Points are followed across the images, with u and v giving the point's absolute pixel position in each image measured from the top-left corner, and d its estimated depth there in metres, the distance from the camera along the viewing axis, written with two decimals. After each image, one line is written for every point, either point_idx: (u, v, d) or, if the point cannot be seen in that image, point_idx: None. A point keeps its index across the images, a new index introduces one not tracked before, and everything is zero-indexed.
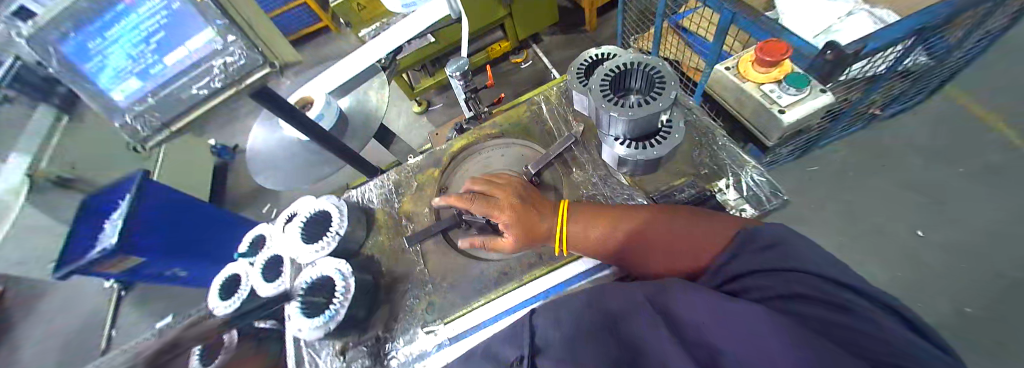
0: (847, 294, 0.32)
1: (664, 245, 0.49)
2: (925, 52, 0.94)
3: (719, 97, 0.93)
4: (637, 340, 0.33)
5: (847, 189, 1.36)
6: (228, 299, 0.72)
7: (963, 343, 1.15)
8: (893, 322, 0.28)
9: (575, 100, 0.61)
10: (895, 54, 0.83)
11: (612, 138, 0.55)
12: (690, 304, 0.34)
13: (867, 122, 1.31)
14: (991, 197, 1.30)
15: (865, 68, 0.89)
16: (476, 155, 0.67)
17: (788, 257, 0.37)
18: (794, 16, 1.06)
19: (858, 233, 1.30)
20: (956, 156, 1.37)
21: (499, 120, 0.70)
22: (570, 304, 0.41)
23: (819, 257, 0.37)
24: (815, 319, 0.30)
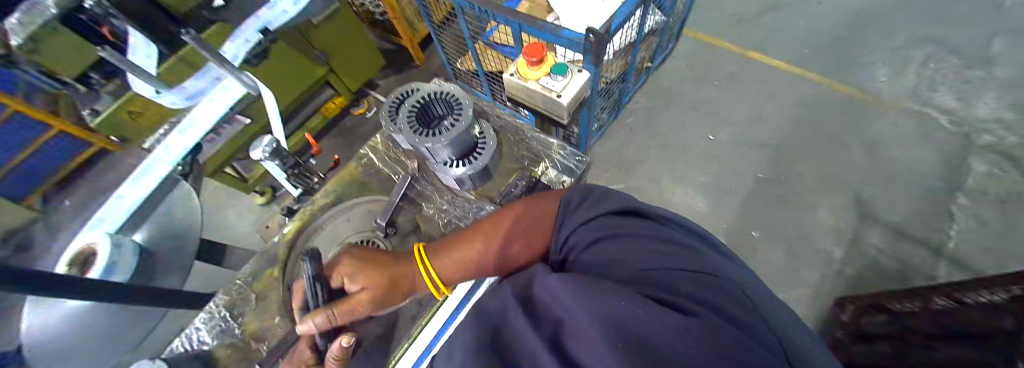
0: (648, 223, 0.43)
1: (521, 237, 0.53)
2: (655, 11, 1.30)
3: (517, 98, 1.11)
4: (511, 343, 0.33)
5: (656, 123, 1.73)
6: None
7: (766, 199, 1.57)
8: (675, 236, 0.40)
9: (398, 142, 0.61)
10: (639, 23, 1.16)
11: (443, 163, 0.58)
12: (544, 282, 0.37)
13: (646, 73, 1.72)
14: (742, 90, 1.77)
15: (629, 36, 1.19)
16: (320, 232, 0.62)
17: (606, 207, 0.46)
18: (565, 9, 1.30)
19: (682, 152, 1.66)
20: (707, 73, 1.82)
21: (331, 186, 0.66)
22: (459, 337, 0.38)
23: (622, 199, 0.49)
24: (623, 254, 0.38)
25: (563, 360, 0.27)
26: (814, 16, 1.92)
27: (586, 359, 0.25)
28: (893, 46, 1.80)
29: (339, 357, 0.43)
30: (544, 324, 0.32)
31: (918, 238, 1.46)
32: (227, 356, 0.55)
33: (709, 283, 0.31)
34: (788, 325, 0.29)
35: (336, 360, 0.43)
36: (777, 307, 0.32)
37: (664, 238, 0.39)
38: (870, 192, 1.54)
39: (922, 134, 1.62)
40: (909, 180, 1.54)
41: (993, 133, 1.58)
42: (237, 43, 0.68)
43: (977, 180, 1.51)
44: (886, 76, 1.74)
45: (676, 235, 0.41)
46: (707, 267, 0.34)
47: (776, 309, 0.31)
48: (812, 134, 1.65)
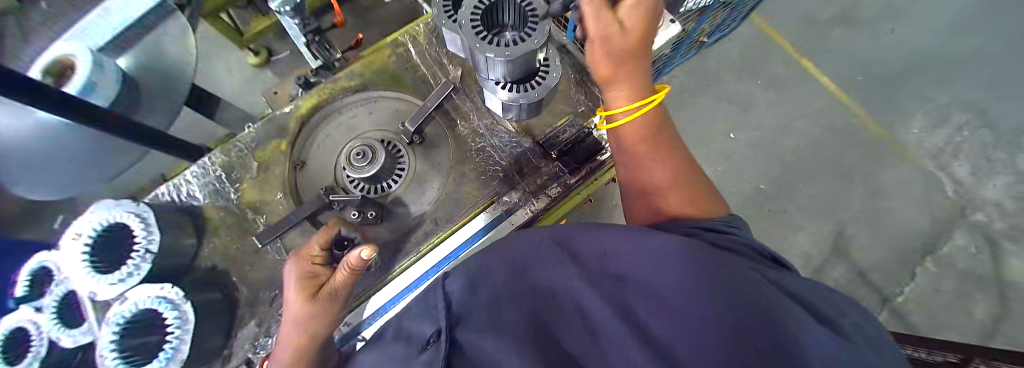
0: (730, 229, 0.39)
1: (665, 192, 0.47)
2: None
3: None
4: (555, 289, 0.29)
5: (684, 105, 1.53)
6: (19, 363, 0.55)
7: (755, 211, 1.47)
8: (746, 239, 0.38)
9: (447, 40, 0.52)
10: None
11: (492, 81, 0.50)
12: (597, 239, 0.33)
13: (697, 47, 1.40)
14: (786, 100, 1.53)
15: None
16: (338, 117, 0.56)
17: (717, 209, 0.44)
18: None
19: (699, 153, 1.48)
20: (758, 68, 1.56)
21: (358, 68, 0.58)
22: (485, 262, 0.33)
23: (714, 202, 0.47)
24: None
25: (634, 330, 0.24)
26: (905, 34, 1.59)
27: (668, 339, 0.22)
28: (952, 98, 1.54)
29: (355, 267, 0.42)
30: (598, 281, 0.29)
31: (874, 285, 1.44)
32: (219, 220, 0.54)
33: (796, 286, 0.28)
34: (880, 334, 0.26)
35: (351, 270, 0.42)
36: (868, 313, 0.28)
37: (735, 248, 0.35)
38: (852, 234, 1.46)
39: (932, 198, 1.48)
40: (907, 243, 1.46)
41: (985, 213, 1.47)
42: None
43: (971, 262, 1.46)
44: (919, 129, 1.52)
45: (744, 241, 0.37)
46: (782, 272, 0.31)
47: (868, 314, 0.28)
48: (820, 163, 1.50)
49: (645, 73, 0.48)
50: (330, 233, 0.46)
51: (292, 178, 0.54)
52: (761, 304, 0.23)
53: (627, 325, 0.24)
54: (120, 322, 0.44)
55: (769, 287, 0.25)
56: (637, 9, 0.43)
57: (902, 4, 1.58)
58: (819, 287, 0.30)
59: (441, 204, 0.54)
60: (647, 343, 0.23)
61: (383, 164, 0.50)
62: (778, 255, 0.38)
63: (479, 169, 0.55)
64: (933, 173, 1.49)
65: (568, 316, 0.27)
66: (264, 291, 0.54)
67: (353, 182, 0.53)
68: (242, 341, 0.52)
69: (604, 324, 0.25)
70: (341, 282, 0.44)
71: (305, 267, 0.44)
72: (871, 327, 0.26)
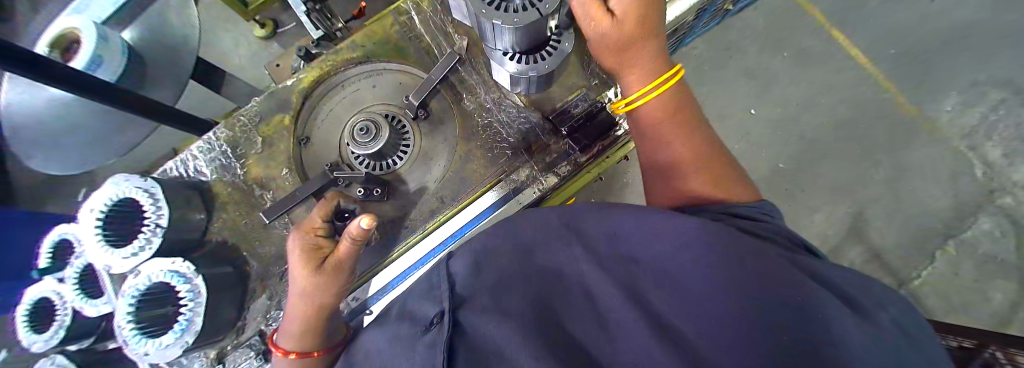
0: (761, 218, 0.37)
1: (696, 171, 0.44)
2: None
3: None
4: (563, 272, 0.28)
5: (703, 80, 1.45)
6: (46, 330, 0.58)
7: (771, 191, 1.41)
8: (773, 226, 0.35)
9: (452, 7, 0.49)
10: None
11: (501, 52, 0.47)
12: (608, 222, 0.31)
13: (720, 16, 1.31)
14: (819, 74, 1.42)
15: None
16: (341, 91, 0.54)
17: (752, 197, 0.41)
18: None
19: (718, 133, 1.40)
20: (783, 40, 1.46)
21: (360, 38, 0.55)
22: (490, 242, 0.32)
23: (747, 190, 0.43)
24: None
25: (646, 315, 0.22)
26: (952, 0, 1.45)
27: (680, 326, 0.21)
28: (993, 73, 1.43)
29: (358, 238, 0.41)
30: (606, 264, 0.27)
31: (890, 268, 1.40)
32: (227, 196, 0.55)
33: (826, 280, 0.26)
34: (919, 328, 0.24)
35: (354, 240, 0.41)
36: (904, 306, 0.26)
37: (769, 237, 0.33)
38: (871, 215, 1.41)
39: (961, 180, 1.41)
40: (928, 226, 1.41)
41: (1016, 197, 1.39)
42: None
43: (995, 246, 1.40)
44: (953, 107, 1.42)
45: (774, 230, 0.35)
46: (809, 260, 0.29)
47: (904, 307, 0.26)
48: (841, 142, 1.43)
49: (655, 54, 0.47)
50: (329, 205, 0.45)
51: (296, 153, 0.53)
52: (788, 297, 0.21)
53: (637, 310, 0.23)
54: (134, 294, 0.46)
55: (800, 278, 0.23)
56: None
57: None
58: (852, 280, 0.28)
59: (447, 180, 0.53)
60: (660, 328, 0.21)
61: (387, 141, 0.48)
62: (810, 244, 0.35)
63: (486, 145, 0.53)
64: (962, 154, 1.41)
65: (574, 297, 0.26)
66: (274, 266, 0.55)
67: (357, 159, 0.52)
68: (253, 313, 0.54)
69: (612, 309, 0.24)
70: (345, 252, 0.43)
71: (308, 240, 0.44)
72: (910, 320, 0.24)
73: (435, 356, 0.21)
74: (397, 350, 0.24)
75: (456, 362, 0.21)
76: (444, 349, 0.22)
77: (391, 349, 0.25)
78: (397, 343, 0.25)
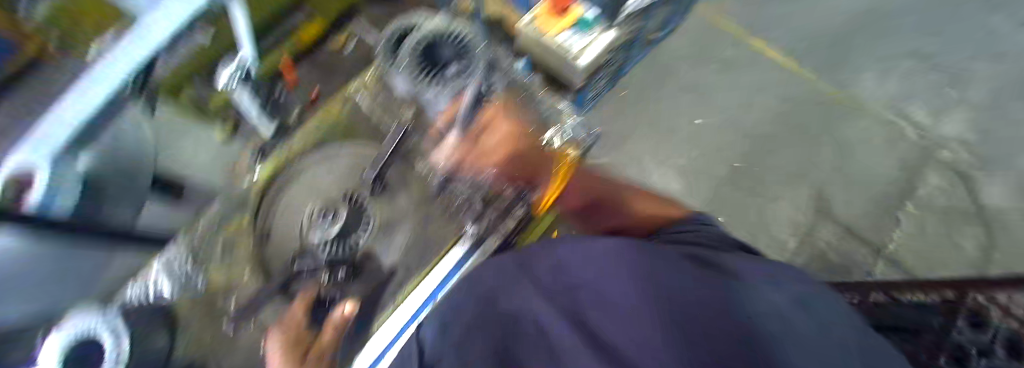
0: (681, 226, 0.44)
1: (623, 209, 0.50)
2: None
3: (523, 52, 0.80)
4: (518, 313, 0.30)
5: (648, 101, 1.60)
6: None
7: (735, 189, 1.50)
8: (696, 231, 0.42)
9: (397, 83, 0.63)
10: None
11: (439, 112, 0.59)
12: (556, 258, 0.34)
13: (647, 46, 1.51)
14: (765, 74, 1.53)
15: None
16: (297, 177, 0.56)
17: (681, 212, 0.48)
18: None
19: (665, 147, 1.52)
20: (707, 54, 1.65)
21: (314, 126, 0.59)
22: (455, 301, 0.34)
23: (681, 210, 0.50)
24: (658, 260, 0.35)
25: (589, 342, 0.24)
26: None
27: (618, 346, 0.23)
28: (893, 48, 1.65)
29: (341, 324, 0.47)
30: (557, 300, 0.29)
31: (866, 238, 1.47)
32: (200, 304, 0.53)
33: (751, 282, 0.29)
34: (828, 311, 0.27)
35: (339, 327, 0.46)
36: (813, 290, 0.30)
37: (687, 239, 0.40)
38: (832, 192, 1.52)
39: (897, 144, 1.55)
40: (884, 190, 1.52)
41: (952, 149, 1.54)
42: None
43: (948, 199, 1.51)
44: (869, 83, 1.62)
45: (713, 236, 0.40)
46: (738, 264, 0.33)
47: (816, 292, 0.30)
48: (785, 130, 1.57)
49: (539, 168, 0.58)
50: (312, 292, 0.48)
51: None
52: (705, 315, 0.24)
53: (580, 338, 0.24)
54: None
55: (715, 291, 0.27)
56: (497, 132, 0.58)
57: None
58: (775, 276, 0.31)
59: (413, 244, 0.55)
60: (600, 352, 0.23)
61: (347, 219, 0.53)
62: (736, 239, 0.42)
63: (446, 205, 0.56)
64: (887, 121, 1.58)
65: (527, 332, 0.27)
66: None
67: (320, 242, 0.52)
68: None
69: (559, 339, 0.25)
70: (329, 340, 0.45)
71: (289, 332, 0.44)
72: (819, 306, 0.28)
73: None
74: None
75: None
76: None
77: None
78: None
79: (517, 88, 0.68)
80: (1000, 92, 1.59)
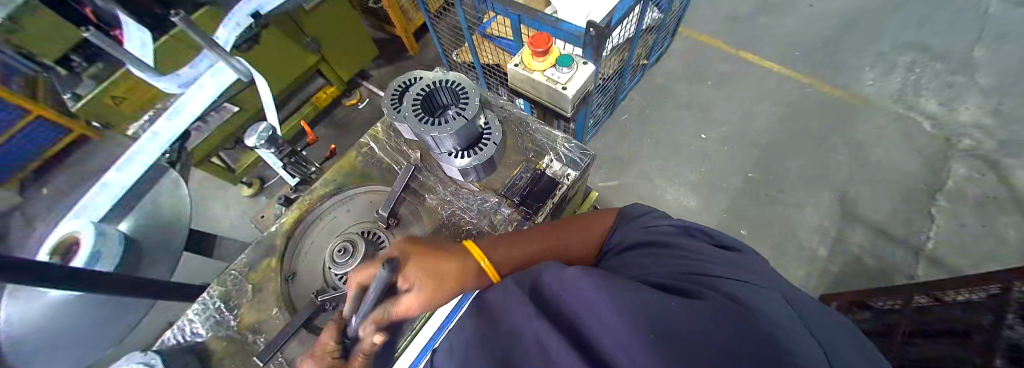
0: (645, 226, 0.47)
1: (578, 235, 0.53)
2: (655, 9, 1.23)
3: (515, 88, 0.83)
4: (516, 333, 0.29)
5: (649, 121, 1.64)
6: None
7: (752, 198, 1.48)
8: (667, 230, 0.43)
9: (401, 130, 0.60)
10: (635, 20, 1.07)
11: (446, 153, 0.57)
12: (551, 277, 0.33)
13: (641, 70, 1.60)
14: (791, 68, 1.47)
15: (623, 34, 1.10)
16: (317, 222, 0.60)
17: (642, 211, 0.52)
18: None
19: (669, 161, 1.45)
20: (701, 72, 1.72)
21: (330, 175, 0.64)
22: (458, 329, 0.33)
23: (640, 208, 0.54)
24: (650, 271, 0.35)
25: (588, 361, 0.23)
26: (818, 8, 1.80)
27: (616, 359, 0.22)
28: (883, 48, 1.69)
29: (368, 351, 0.45)
30: (556, 316, 0.29)
31: (900, 239, 1.39)
32: (225, 349, 0.53)
33: (745, 285, 0.29)
34: (816, 312, 0.28)
35: (366, 354, 0.44)
36: (798, 291, 0.31)
37: (658, 240, 0.41)
38: (855, 192, 1.47)
39: (912, 138, 1.53)
40: (910, 186, 1.46)
41: (973, 137, 1.50)
42: (228, 28, 0.59)
43: (982, 189, 1.44)
44: (871, 82, 1.63)
45: (668, 227, 0.43)
46: (726, 265, 0.34)
47: (800, 293, 0.31)
48: (792, 135, 1.57)
49: (469, 282, 0.46)
50: (339, 322, 0.47)
51: (285, 289, 0.55)
52: (701, 321, 0.24)
53: (579, 355, 0.24)
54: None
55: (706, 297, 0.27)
56: (415, 286, 0.42)
57: None
58: (763, 279, 0.31)
59: None
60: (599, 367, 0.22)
61: (363, 254, 0.53)
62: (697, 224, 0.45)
63: (457, 235, 0.57)
64: (897, 117, 1.56)
65: (527, 351, 0.26)
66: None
67: (340, 278, 0.53)
68: None
69: (560, 357, 0.24)
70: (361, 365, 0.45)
71: (324, 362, 0.44)
72: (805, 306, 0.29)
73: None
74: None
75: None
76: None
77: None
78: None
79: (510, 120, 0.65)
80: (1003, 79, 1.59)
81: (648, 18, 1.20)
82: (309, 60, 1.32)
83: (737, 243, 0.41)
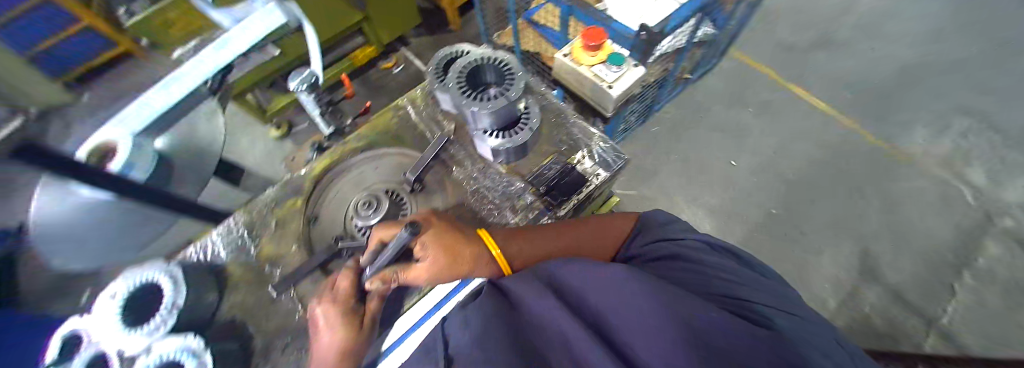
0: (672, 239, 0.46)
1: (596, 235, 0.52)
2: (711, 23, 1.19)
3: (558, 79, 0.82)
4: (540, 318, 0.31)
5: (679, 139, 1.60)
6: None
7: (770, 237, 1.43)
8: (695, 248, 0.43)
9: (441, 100, 0.60)
10: (690, 29, 1.05)
11: (481, 131, 0.57)
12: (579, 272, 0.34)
13: (681, 85, 1.55)
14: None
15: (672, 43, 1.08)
16: (345, 173, 0.61)
17: (668, 223, 0.52)
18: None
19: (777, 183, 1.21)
20: (744, 98, 1.65)
21: (364, 131, 0.65)
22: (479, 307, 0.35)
23: (664, 216, 0.54)
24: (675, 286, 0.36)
25: (614, 354, 0.24)
26: (884, 51, 1.69)
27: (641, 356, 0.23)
28: (943, 107, 1.58)
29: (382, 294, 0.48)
30: (584, 311, 0.29)
31: (917, 307, 1.34)
32: (241, 273, 0.55)
33: (774, 312, 0.30)
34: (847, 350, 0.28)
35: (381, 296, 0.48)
36: (828, 327, 0.31)
37: (684, 256, 0.41)
38: (878, 251, 1.40)
39: (952, 206, 1.44)
40: (939, 255, 1.39)
41: (1016, 218, 1.42)
42: None
43: (1014, 273, 1.36)
44: (922, 140, 1.53)
45: (695, 244, 0.43)
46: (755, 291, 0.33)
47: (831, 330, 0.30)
48: (826, 179, 1.50)
49: (482, 266, 0.46)
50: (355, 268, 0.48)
51: (306, 231, 0.57)
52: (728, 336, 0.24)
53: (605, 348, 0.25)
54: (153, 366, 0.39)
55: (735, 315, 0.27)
56: (425, 258, 0.44)
57: (868, 29, 1.73)
58: (794, 311, 0.31)
59: None
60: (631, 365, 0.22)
61: (386, 212, 0.54)
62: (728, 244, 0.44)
63: (478, 211, 0.57)
64: (943, 183, 1.47)
65: (550, 338, 0.27)
66: (275, 354, 0.50)
67: (359, 231, 0.55)
68: None
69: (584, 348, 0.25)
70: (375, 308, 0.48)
71: (338, 305, 0.45)
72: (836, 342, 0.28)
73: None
74: None
75: None
76: None
77: None
78: None
79: (549, 108, 0.65)
80: None
81: (703, 31, 1.17)
82: (351, 15, 1.32)
83: (766, 271, 0.41)
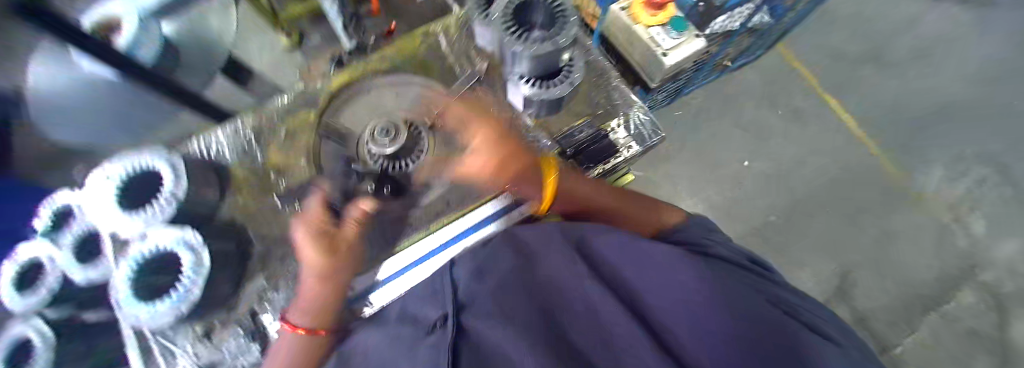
0: (698, 236, 0.45)
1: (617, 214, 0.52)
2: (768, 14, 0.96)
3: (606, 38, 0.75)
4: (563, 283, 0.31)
5: (702, 129, 1.52)
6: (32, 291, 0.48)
7: (762, 243, 1.44)
8: (721, 247, 0.42)
9: (478, 33, 0.54)
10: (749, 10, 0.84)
11: (518, 76, 0.51)
12: (609, 246, 0.34)
13: (721, 72, 1.43)
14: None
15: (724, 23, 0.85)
16: (363, 94, 0.57)
17: (705, 228, 0.49)
18: None
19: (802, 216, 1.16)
20: (781, 99, 1.54)
21: (388, 51, 0.59)
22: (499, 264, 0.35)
23: (699, 222, 0.50)
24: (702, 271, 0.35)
25: (645, 327, 0.24)
26: (949, 76, 1.53)
27: (673, 336, 0.23)
28: (983, 149, 1.49)
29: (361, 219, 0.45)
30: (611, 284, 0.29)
31: (878, 334, 1.39)
32: (244, 177, 0.53)
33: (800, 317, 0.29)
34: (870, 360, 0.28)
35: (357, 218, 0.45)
36: (855, 343, 0.30)
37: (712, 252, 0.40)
38: (861, 276, 1.42)
39: (947, 249, 1.43)
40: (919, 292, 1.41)
41: (1004, 272, 1.42)
42: None
43: (981, 322, 1.40)
44: (945, 179, 1.47)
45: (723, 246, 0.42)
46: (780, 296, 0.33)
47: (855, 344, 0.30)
48: (836, 199, 1.47)
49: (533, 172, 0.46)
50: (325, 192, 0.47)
51: (316, 146, 0.55)
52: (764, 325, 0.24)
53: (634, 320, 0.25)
54: (133, 267, 0.38)
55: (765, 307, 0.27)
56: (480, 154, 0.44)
57: (942, 48, 1.54)
58: (821, 321, 0.31)
59: (455, 188, 0.53)
60: (660, 345, 0.23)
61: (403, 144, 0.50)
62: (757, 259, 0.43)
63: None
64: (951, 225, 1.45)
65: (574, 306, 0.28)
66: (273, 262, 0.50)
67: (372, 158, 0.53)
68: (249, 293, 0.48)
69: (612, 316, 0.26)
70: (353, 234, 0.45)
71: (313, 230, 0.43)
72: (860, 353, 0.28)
73: (437, 357, 0.26)
74: (404, 347, 0.29)
75: (460, 358, 0.25)
76: (450, 350, 0.26)
77: (396, 347, 0.30)
78: (401, 343, 0.30)
79: (593, 67, 0.59)
80: None
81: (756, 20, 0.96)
82: None
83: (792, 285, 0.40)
